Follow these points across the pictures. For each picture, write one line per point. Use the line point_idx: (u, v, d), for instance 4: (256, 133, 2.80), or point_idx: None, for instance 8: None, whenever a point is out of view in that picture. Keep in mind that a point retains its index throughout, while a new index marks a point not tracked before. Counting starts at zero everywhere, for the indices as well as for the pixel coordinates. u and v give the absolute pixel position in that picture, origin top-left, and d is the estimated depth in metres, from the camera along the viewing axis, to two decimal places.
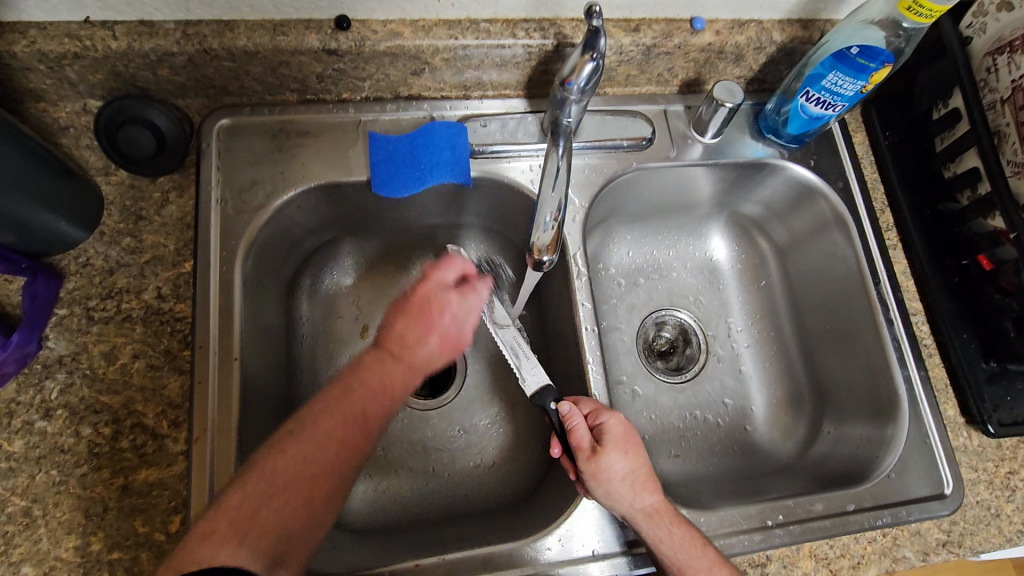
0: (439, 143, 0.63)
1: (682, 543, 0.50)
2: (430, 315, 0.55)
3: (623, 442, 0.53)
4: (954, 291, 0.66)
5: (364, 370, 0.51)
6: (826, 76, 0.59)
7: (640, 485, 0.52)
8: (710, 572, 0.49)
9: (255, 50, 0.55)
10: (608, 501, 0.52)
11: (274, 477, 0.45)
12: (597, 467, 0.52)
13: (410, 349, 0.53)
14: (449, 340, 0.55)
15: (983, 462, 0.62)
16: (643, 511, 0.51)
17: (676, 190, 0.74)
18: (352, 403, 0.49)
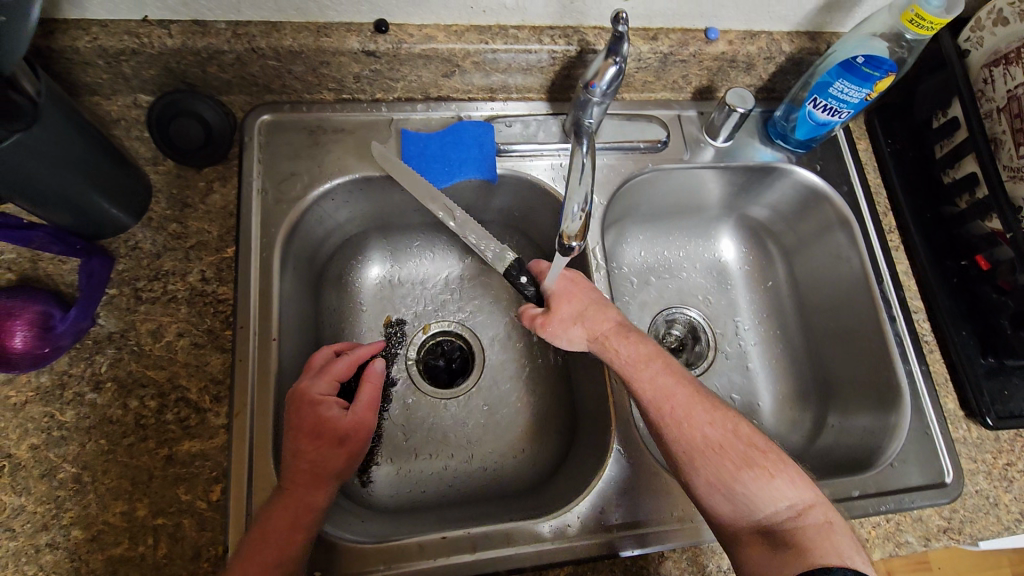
0: (467, 141, 0.66)
1: (627, 360, 0.56)
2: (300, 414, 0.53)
3: (566, 292, 0.61)
4: (954, 291, 0.69)
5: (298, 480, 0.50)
6: (833, 84, 0.63)
7: (588, 318, 0.59)
8: (652, 382, 0.55)
9: (299, 50, 0.59)
10: (568, 344, 0.60)
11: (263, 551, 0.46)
12: (548, 320, 0.60)
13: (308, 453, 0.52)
14: (342, 428, 0.54)
15: (982, 453, 0.65)
16: (594, 341, 0.58)
17: (687, 192, 0.78)
18: (300, 482, 0.50)
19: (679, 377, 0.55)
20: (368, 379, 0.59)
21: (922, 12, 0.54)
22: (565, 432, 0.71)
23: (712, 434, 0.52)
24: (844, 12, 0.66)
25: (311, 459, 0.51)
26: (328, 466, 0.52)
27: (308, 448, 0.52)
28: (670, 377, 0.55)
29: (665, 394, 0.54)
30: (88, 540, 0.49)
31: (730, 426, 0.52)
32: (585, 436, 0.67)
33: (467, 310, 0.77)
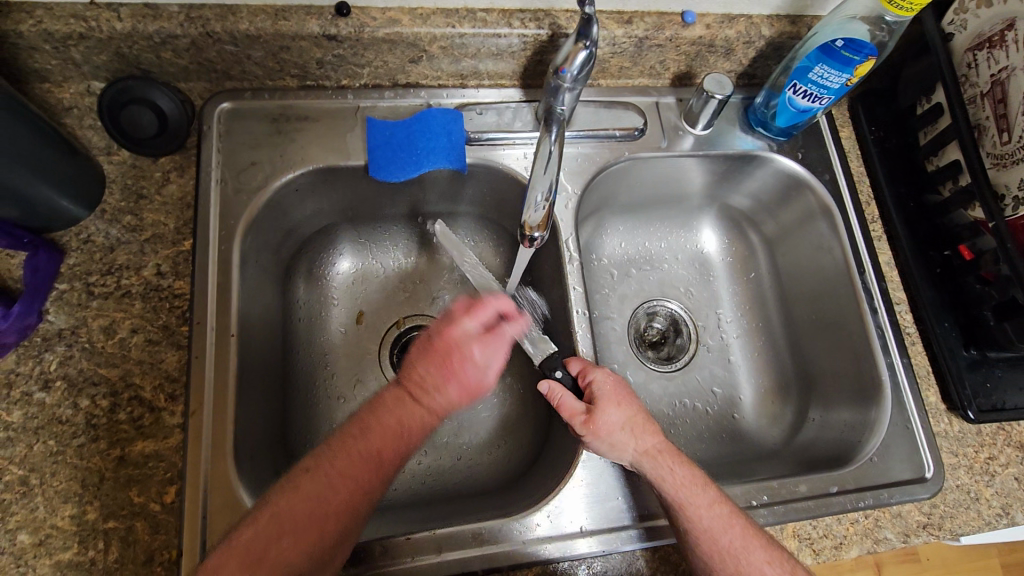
0: (435, 129, 0.64)
1: (683, 482, 0.53)
2: (452, 364, 0.55)
3: (614, 395, 0.57)
4: (937, 282, 0.68)
5: (380, 408, 0.52)
6: (813, 68, 0.61)
7: (639, 429, 0.55)
8: (710, 510, 0.51)
9: (257, 34, 0.57)
10: (611, 453, 0.55)
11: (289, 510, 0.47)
12: (594, 420, 0.55)
13: (430, 395, 0.54)
14: (469, 383, 0.55)
15: (963, 447, 0.64)
16: (644, 454, 0.54)
17: (667, 182, 0.76)
18: (368, 441, 0.50)
19: (735, 509, 0.53)
20: (498, 334, 0.58)
21: None
22: (540, 429, 0.69)
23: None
24: None
25: (381, 442, 0.50)
26: (411, 429, 0.52)
27: (375, 430, 0.51)
28: (728, 507, 0.52)
29: (722, 524, 0.51)
30: (35, 544, 0.48)
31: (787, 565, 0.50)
32: (559, 432, 0.65)
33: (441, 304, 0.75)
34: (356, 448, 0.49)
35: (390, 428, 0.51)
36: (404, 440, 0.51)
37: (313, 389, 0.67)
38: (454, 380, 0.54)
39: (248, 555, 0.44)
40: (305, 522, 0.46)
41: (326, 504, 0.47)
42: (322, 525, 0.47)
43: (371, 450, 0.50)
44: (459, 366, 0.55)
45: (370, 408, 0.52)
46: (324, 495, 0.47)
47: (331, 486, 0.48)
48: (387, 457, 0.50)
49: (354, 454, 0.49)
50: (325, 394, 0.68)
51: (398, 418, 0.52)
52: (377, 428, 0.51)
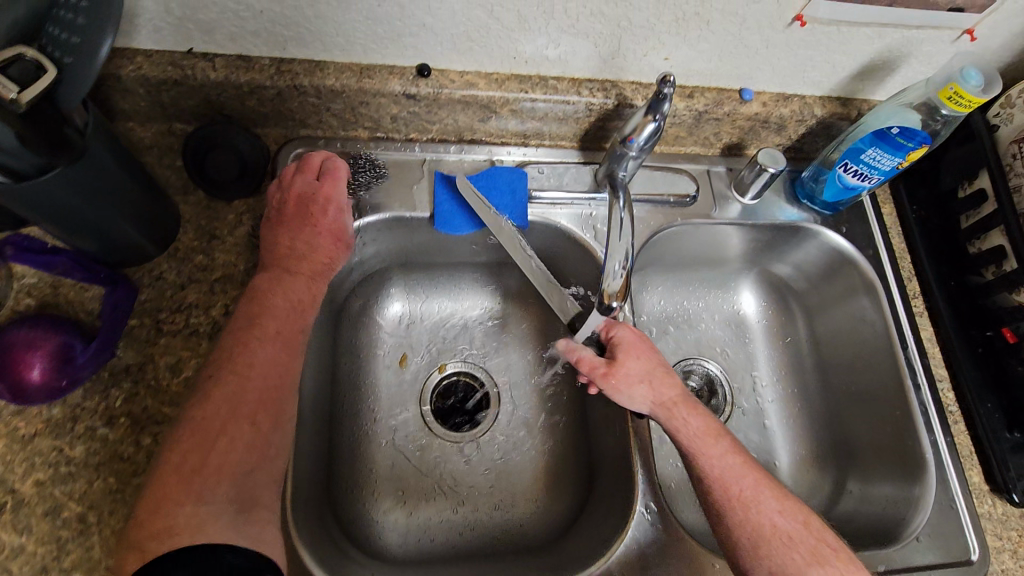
0: (500, 186, 0.66)
1: (697, 432, 0.55)
2: (313, 216, 0.57)
3: (633, 347, 0.59)
4: (979, 361, 0.68)
5: (269, 288, 0.53)
6: (865, 150, 0.64)
7: (657, 381, 0.57)
8: (722, 459, 0.54)
9: (340, 89, 0.59)
10: (629, 403, 0.57)
11: (211, 414, 0.46)
12: (612, 372, 0.58)
13: (305, 257, 0.56)
14: (332, 230, 0.58)
15: (1007, 531, 0.64)
16: (660, 404, 0.57)
17: (711, 246, 0.78)
18: (263, 323, 0.51)
19: (749, 462, 0.54)
20: (354, 208, 0.61)
21: (960, 91, 0.55)
22: (579, 488, 0.69)
23: (781, 523, 0.51)
24: (877, 81, 0.67)
25: (277, 324, 0.52)
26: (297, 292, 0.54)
27: (263, 314, 0.52)
28: (741, 458, 0.54)
29: (735, 476, 0.53)
30: None
31: (799, 515, 0.51)
32: (604, 492, 0.65)
33: (484, 355, 0.76)
34: (243, 345, 0.50)
35: (283, 305, 0.53)
36: (297, 313, 0.53)
37: (358, 426, 0.69)
38: (319, 229, 0.57)
39: (186, 473, 0.44)
40: (230, 422, 0.47)
41: (245, 399, 0.48)
42: (252, 417, 0.48)
43: (269, 333, 0.51)
44: (333, 218, 0.58)
45: (259, 297, 0.52)
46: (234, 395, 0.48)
47: (240, 378, 0.48)
48: (285, 335, 0.52)
49: (256, 343, 0.50)
50: (365, 439, 0.69)
51: (285, 296, 0.53)
52: (268, 316, 0.52)
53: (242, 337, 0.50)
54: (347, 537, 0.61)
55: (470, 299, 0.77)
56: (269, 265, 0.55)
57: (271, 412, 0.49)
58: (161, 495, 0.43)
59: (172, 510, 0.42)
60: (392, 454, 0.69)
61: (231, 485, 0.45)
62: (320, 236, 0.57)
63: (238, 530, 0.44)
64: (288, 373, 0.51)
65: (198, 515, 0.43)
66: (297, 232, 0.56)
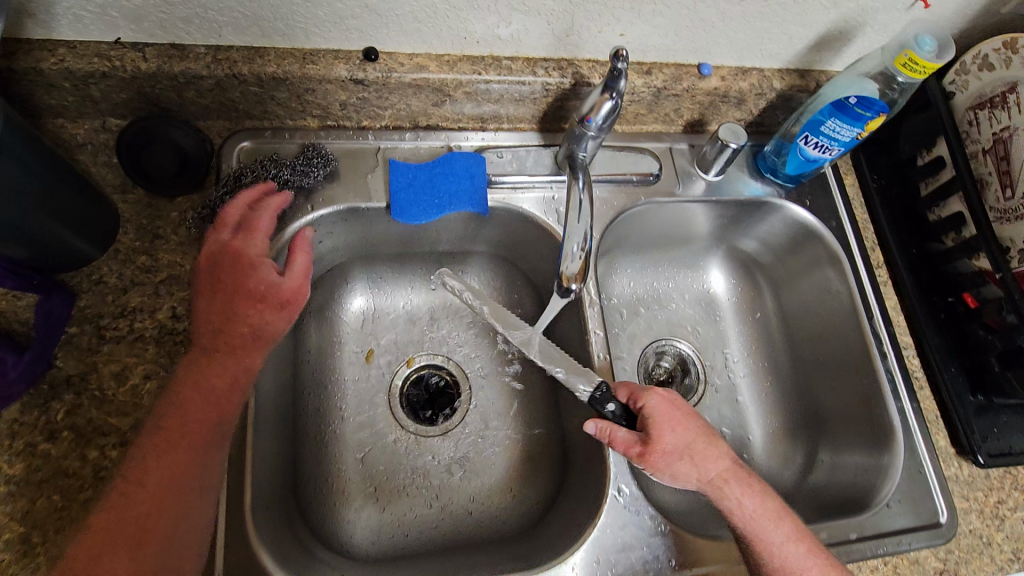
0: (458, 172, 0.64)
1: (754, 515, 0.53)
2: (228, 281, 0.50)
3: (666, 417, 0.56)
4: (942, 327, 0.69)
5: (185, 376, 0.48)
6: (825, 122, 0.63)
7: (701, 459, 0.55)
8: (785, 545, 0.53)
9: (283, 77, 0.57)
10: (674, 483, 0.55)
11: (107, 523, 0.42)
12: (650, 452, 0.55)
13: (225, 327, 0.49)
14: (258, 290, 0.51)
15: (974, 491, 0.64)
16: (706, 482, 0.55)
17: (678, 224, 0.77)
18: (177, 416, 0.46)
19: (809, 542, 0.53)
20: (298, 247, 0.54)
21: (915, 57, 0.54)
22: (553, 475, 0.69)
23: None
24: (834, 51, 0.67)
25: (189, 414, 0.46)
26: (223, 376, 0.48)
27: (182, 411, 0.46)
28: (801, 540, 0.53)
29: (801, 563, 0.52)
30: None
31: None
32: (578, 478, 0.65)
33: (455, 347, 0.75)
34: (151, 451, 0.44)
35: (202, 392, 0.47)
36: (211, 405, 0.47)
37: (324, 426, 0.67)
38: (239, 294, 0.50)
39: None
40: (116, 538, 0.41)
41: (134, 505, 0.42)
42: (142, 532, 0.42)
43: (172, 441, 0.45)
44: (250, 274, 0.51)
45: (173, 386, 0.47)
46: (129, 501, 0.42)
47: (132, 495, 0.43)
48: (194, 434, 0.46)
49: (170, 440, 0.45)
50: (333, 439, 0.67)
51: (196, 383, 0.47)
52: (187, 408, 0.46)
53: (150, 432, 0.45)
54: (316, 538, 0.59)
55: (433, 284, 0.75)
56: (195, 339, 0.49)
57: (168, 524, 0.43)
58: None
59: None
60: (361, 452, 0.67)
61: None
62: (237, 301, 0.50)
63: None
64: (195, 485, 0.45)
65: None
66: (212, 296, 0.50)
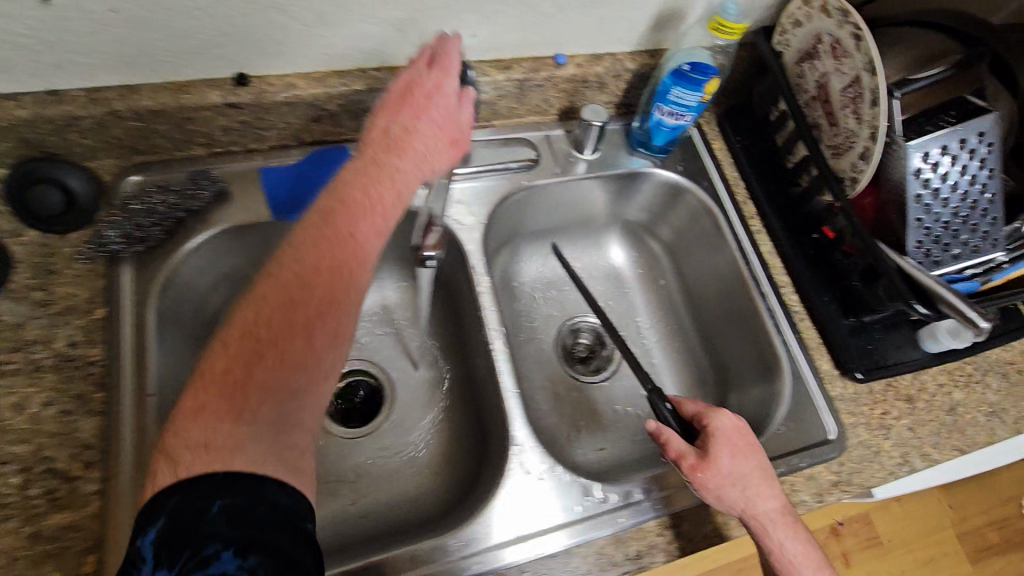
0: (329, 165, 0.68)
1: (790, 550, 0.56)
2: (417, 101, 0.57)
3: (729, 443, 0.58)
4: (813, 262, 0.75)
5: (359, 168, 0.53)
6: (671, 90, 0.70)
7: (752, 490, 0.56)
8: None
9: (159, 108, 0.60)
10: (716, 502, 0.57)
11: (280, 284, 0.45)
12: (703, 467, 0.56)
13: (406, 140, 0.56)
14: (439, 122, 0.58)
15: (859, 407, 0.70)
16: (751, 512, 0.56)
17: (571, 205, 0.83)
18: (340, 214, 0.50)
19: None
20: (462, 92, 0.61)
21: (723, 20, 0.61)
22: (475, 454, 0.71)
23: None
24: (673, 30, 0.74)
25: (363, 202, 0.51)
26: (409, 184, 0.55)
27: (355, 223, 0.50)
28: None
29: None
30: None
31: None
32: (492, 447, 0.67)
33: (377, 347, 0.79)
34: (321, 241, 0.48)
35: (363, 183, 0.52)
36: (385, 197, 0.53)
37: None
38: (425, 118, 0.57)
39: (233, 380, 0.42)
40: (304, 291, 0.46)
41: (311, 288, 0.46)
42: (323, 298, 0.46)
43: (342, 225, 0.49)
44: (430, 102, 0.58)
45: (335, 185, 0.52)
46: (312, 265, 0.47)
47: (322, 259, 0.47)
48: (342, 256, 0.49)
49: (347, 212, 0.50)
50: None
51: (382, 176, 0.53)
52: (339, 207, 0.50)
53: (322, 225, 0.48)
54: None
55: None
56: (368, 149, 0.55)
57: (340, 286, 0.48)
58: (201, 406, 0.41)
59: (212, 423, 0.40)
60: None
61: (280, 379, 0.43)
62: (420, 116, 0.57)
63: (269, 447, 0.42)
64: (353, 284, 0.49)
65: (237, 434, 0.41)
66: (399, 115, 0.57)
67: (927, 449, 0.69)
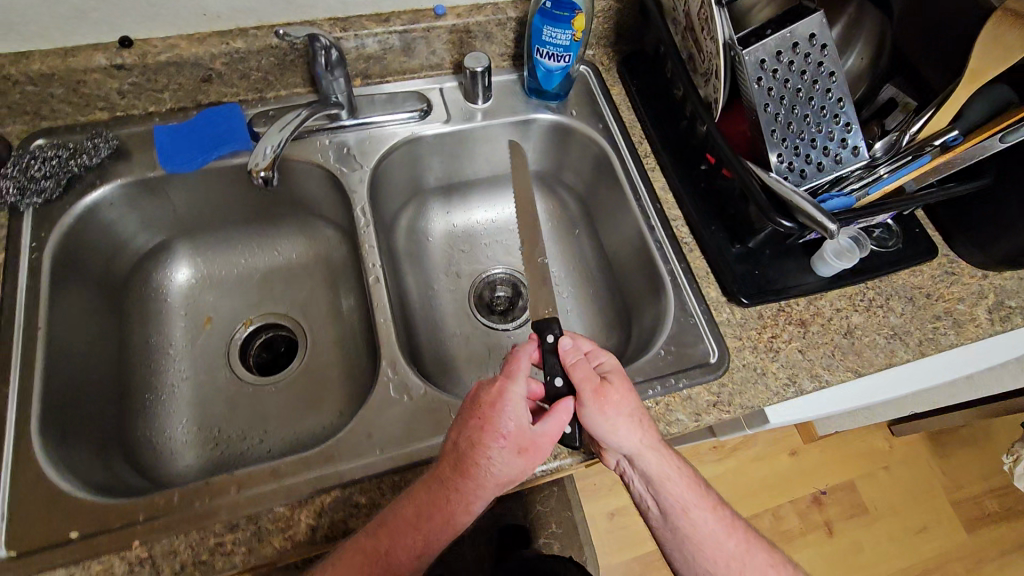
0: (216, 120, 0.71)
1: (687, 486, 0.58)
2: (491, 425, 0.51)
3: (623, 381, 0.57)
4: (703, 194, 0.75)
5: (428, 495, 0.51)
6: (543, 30, 0.71)
7: (642, 423, 0.56)
8: (716, 514, 0.58)
9: (50, 72, 0.65)
10: (612, 438, 0.55)
11: (392, 529, 0.50)
12: (602, 397, 0.55)
13: (477, 476, 0.51)
14: (521, 443, 0.52)
15: (746, 330, 0.69)
16: (647, 447, 0.56)
17: (475, 159, 0.85)
18: (406, 518, 0.51)
19: (734, 512, 0.59)
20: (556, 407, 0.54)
21: None
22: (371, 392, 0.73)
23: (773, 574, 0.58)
24: None
25: (427, 514, 0.51)
26: (452, 514, 0.51)
27: (432, 514, 0.50)
28: (728, 513, 0.59)
29: (724, 533, 0.57)
30: None
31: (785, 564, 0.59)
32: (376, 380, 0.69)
33: (289, 301, 0.82)
34: (436, 513, 0.50)
35: (421, 506, 0.51)
36: (455, 512, 0.51)
37: (157, 384, 0.73)
38: (499, 443, 0.51)
39: None
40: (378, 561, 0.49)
41: (402, 543, 0.50)
42: (397, 544, 0.50)
43: (407, 534, 0.50)
44: (512, 418, 0.52)
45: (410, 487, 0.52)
46: (392, 553, 0.49)
47: (431, 537, 0.50)
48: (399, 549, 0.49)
49: (408, 518, 0.50)
50: (163, 394, 0.73)
51: (440, 503, 0.51)
52: (404, 508, 0.51)
53: (374, 530, 0.51)
54: (132, 468, 0.65)
55: (270, 253, 0.83)
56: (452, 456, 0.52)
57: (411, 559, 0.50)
58: None
59: None
60: (192, 400, 0.73)
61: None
62: (500, 425, 0.51)
63: None
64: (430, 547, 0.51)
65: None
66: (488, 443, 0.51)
67: (818, 370, 0.68)
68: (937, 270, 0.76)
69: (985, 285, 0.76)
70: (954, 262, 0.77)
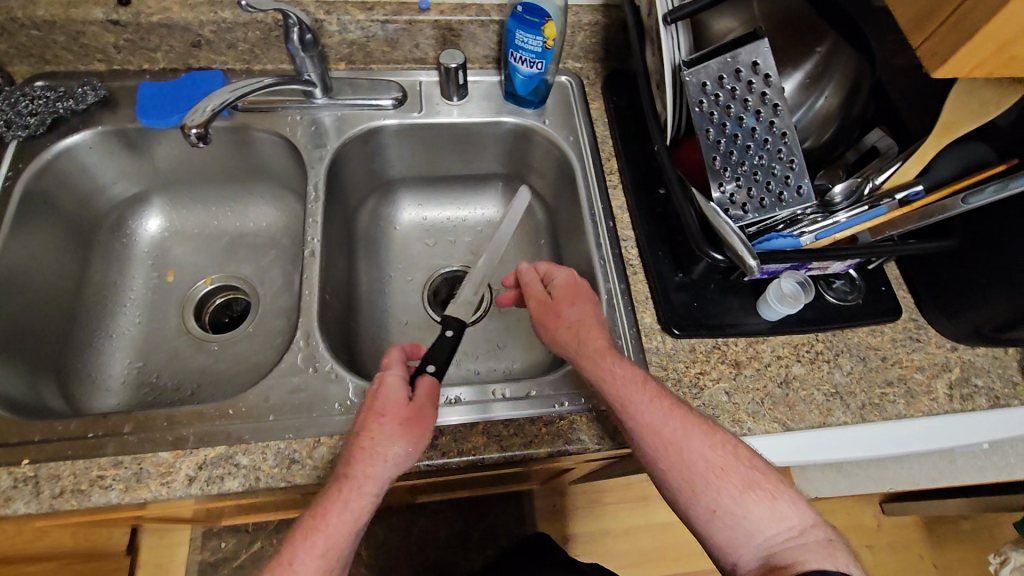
0: (196, 82, 0.75)
1: (622, 382, 0.55)
2: (374, 413, 0.53)
3: (569, 296, 0.61)
4: (656, 218, 0.74)
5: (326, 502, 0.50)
6: (515, 35, 0.72)
7: (585, 331, 0.59)
8: (651, 405, 0.54)
9: (52, 19, 0.70)
10: (556, 345, 0.60)
11: (304, 538, 0.49)
12: (546, 315, 0.61)
13: (369, 463, 0.51)
14: (406, 424, 0.53)
15: (674, 362, 0.67)
16: (583, 354, 0.58)
17: (448, 155, 0.86)
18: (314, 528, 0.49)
19: (674, 402, 0.55)
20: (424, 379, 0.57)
21: None
22: None
23: (713, 456, 0.52)
24: None
25: (330, 516, 0.49)
26: (361, 506, 0.50)
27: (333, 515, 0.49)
28: (669, 402, 0.55)
29: (661, 420, 0.53)
30: None
31: (728, 446, 0.53)
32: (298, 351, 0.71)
33: (248, 265, 0.85)
34: (335, 510, 0.49)
35: (322, 514, 0.50)
36: (361, 502, 0.50)
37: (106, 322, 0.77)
38: (387, 429, 0.52)
39: None
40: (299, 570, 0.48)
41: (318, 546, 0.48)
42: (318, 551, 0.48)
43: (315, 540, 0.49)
44: (397, 403, 0.54)
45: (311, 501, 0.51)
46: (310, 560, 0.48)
47: (335, 536, 0.49)
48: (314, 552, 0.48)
49: (315, 527, 0.49)
50: (110, 332, 0.77)
51: (338, 502, 0.50)
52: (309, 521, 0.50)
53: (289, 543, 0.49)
54: (60, 394, 0.69)
55: (239, 218, 0.87)
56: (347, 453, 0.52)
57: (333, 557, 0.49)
58: None
59: None
60: (135, 342, 0.77)
61: None
62: (388, 411, 0.53)
63: None
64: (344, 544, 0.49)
65: None
66: (376, 431, 0.52)
67: (742, 415, 0.65)
68: (899, 333, 0.71)
69: (952, 357, 0.70)
70: (922, 329, 0.72)
